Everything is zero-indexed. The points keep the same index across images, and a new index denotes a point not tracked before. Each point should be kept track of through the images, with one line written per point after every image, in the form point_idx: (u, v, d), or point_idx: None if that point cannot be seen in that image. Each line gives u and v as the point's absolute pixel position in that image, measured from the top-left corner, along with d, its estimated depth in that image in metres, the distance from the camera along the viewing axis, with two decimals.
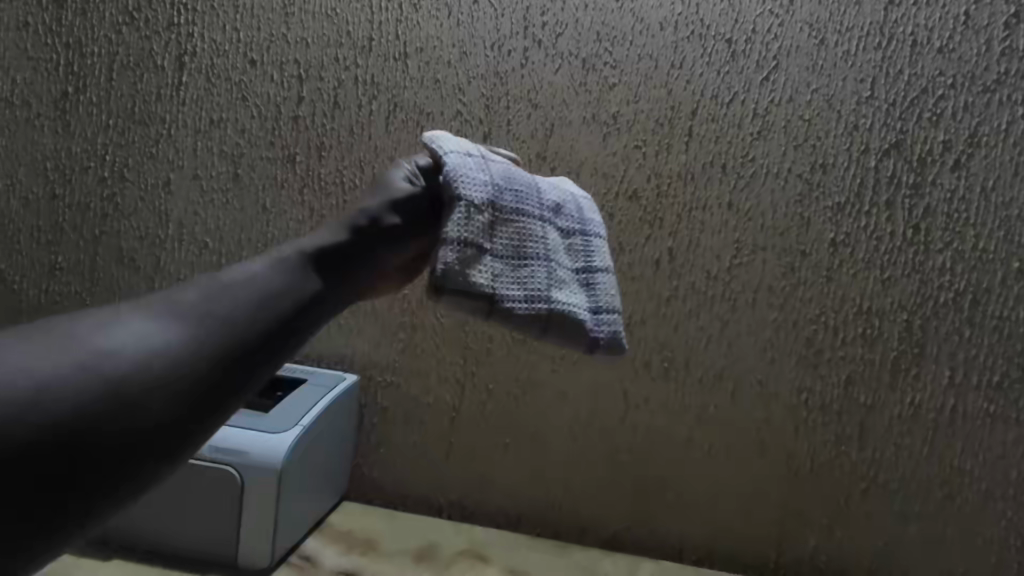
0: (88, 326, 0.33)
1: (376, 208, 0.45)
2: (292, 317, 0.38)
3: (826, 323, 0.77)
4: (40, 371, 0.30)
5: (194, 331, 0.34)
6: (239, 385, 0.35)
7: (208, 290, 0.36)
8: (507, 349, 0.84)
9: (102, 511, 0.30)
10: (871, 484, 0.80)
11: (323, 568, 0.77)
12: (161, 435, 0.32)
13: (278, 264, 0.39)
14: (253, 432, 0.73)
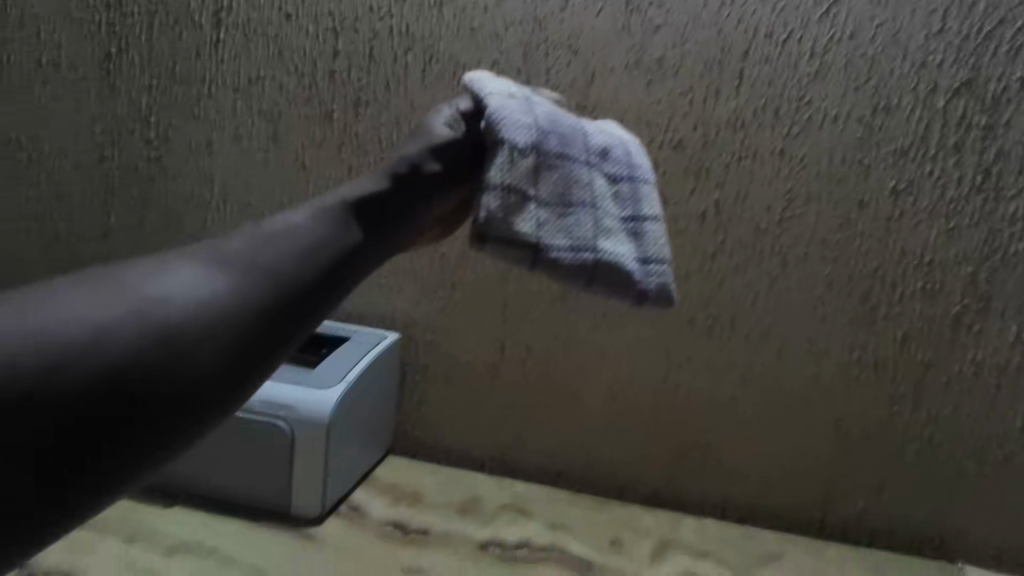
0: (140, 274, 0.33)
1: (417, 155, 0.47)
2: (334, 268, 0.39)
3: (883, 278, 0.74)
4: (95, 317, 0.30)
5: (240, 281, 0.35)
6: (286, 337, 0.36)
7: (253, 241, 0.37)
8: (548, 306, 0.83)
9: (159, 458, 0.31)
10: (926, 443, 0.78)
11: (372, 518, 0.79)
12: (210, 385, 0.32)
13: (321, 213, 0.40)
14: (300, 388, 0.75)
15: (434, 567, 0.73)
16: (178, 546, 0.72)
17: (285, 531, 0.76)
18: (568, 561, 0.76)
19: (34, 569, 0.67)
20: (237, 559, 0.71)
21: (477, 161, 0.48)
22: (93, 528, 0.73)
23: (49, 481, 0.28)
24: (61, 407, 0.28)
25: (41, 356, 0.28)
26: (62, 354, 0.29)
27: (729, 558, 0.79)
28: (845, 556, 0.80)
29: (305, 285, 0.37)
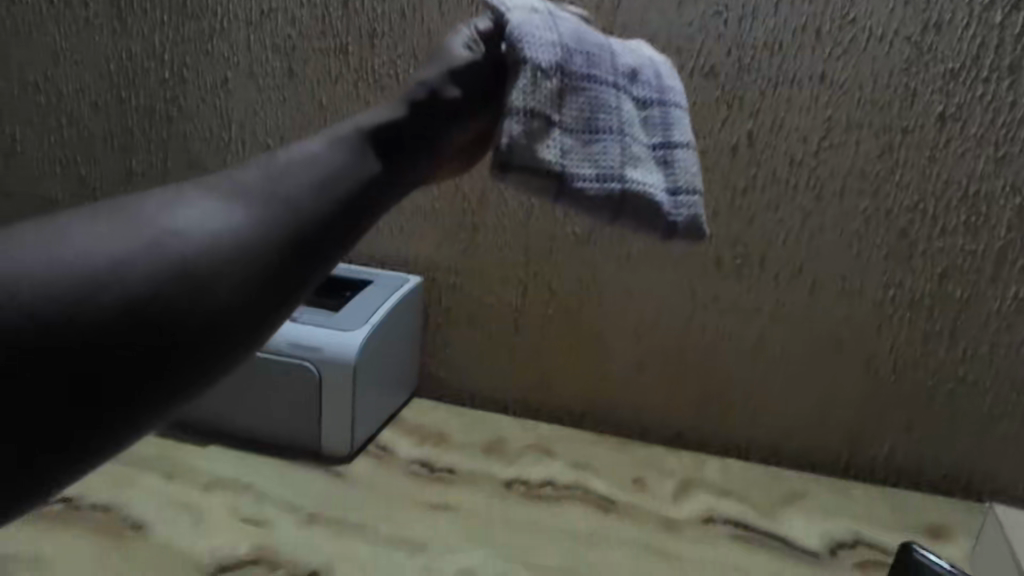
0: (157, 206, 0.33)
1: (435, 80, 0.45)
2: (353, 200, 0.38)
3: (924, 211, 0.72)
4: (111, 250, 0.30)
5: (261, 215, 0.34)
6: (306, 274, 0.35)
7: (270, 172, 0.36)
8: (572, 247, 0.82)
9: (184, 393, 0.31)
10: (959, 383, 0.77)
11: (400, 458, 0.81)
12: (230, 322, 0.32)
13: (337, 142, 0.39)
14: (327, 330, 0.75)
15: (461, 504, 0.75)
16: (215, 482, 0.75)
17: (316, 470, 0.78)
18: (593, 499, 0.77)
19: (82, 502, 0.70)
20: (272, 495, 0.74)
21: (498, 85, 0.45)
22: (134, 465, 0.76)
23: (77, 408, 0.28)
24: (83, 338, 0.28)
25: (63, 288, 0.28)
26: (84, 287, 0.29)
27: (753, 497, 0.79)
28: (870, 496, 0.80)
29: (325, 219, 0.36)
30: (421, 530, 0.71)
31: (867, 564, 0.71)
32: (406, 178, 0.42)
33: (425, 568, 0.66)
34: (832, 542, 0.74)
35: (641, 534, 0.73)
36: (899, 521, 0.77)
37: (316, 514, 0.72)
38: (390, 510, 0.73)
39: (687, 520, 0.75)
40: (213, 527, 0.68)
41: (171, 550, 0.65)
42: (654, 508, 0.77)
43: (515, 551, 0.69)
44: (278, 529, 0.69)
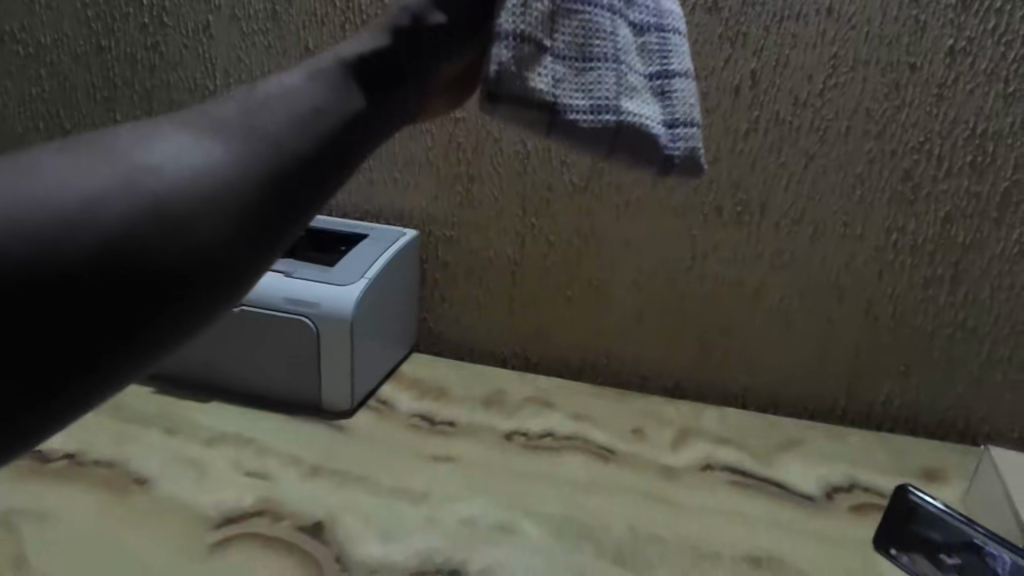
0: (133, 140, 0.32)
1: (419, 7, 0.43)
2: (336, 137, 0.37)
3: (929, 152, 0.70)
4: (83, 187, 0.29)
5: (240, 151, 0.33)
6: (290, 216, 0.35)
7: (247, 106, 0.35)
8: (569, 197, 0.80)
9: (170, 335, 0.31)
10: (959, 328, 0.76)
11: (400, 412, 0.82)
12: (209, 262, 0.32)
13: (317, 74, 0.38)
14: (323, 285, 0.74)
15: (462, 456, 0.75)
16: (217, 437, 0.75)
17: (317, 424, 0.78)
18: (592, 449, 0.78)
19: (85, 458, 0.70)
20: (274, 449, 0.74)
21: (485, 10, 0.44)
22: (135, 422, 0.76)
23: (57, 351, 0.27)
24: (61, 277, 0.28)
25: (36, 226, 0.28)
26: (58, 226, 0.28)
27: (750, 444, 0.80)
28: (867, 442, 0.81)
29: (308, 156, 0.35)
30: (423, 481, 0.71)
31: (862, 506, 0.72)
32: (392, 114, 0.41)
33: (428, 517, 0.67)
34: (828, 486, 0.75)
35: (640, 481, 0.74)
36: (894, 465, 0.78)
37: (318, 467, 0.72)
38: (392, 462, 0.74)
39: (685, 467, 0.76)
40: (216, 481, 0.69)
41: (175, 504, 0.66)
42: (652, 457, 0.77)
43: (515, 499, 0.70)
44: (280, 483, 0.70)
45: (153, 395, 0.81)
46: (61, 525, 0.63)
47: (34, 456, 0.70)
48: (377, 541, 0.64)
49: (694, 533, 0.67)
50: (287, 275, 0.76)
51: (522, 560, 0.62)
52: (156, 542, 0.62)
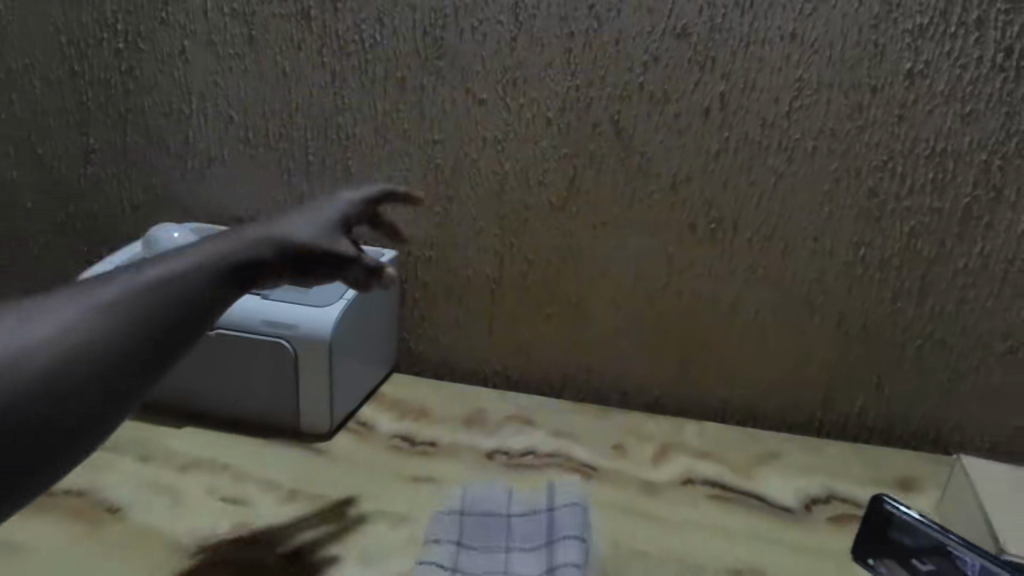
0: (62, 302, 0.41)
1: (294, 244, 0.49)
2: (198, 310, 0.44)
3: (893, 170, 0.73)
4: (7, 348, 0.38)
5: (133, 299, 0.42)
6: (210, 318, 0.45)
7: (157, 278, 0.43)
8: (547, 216, 0.81)
9: (108, 417, 0.41)
10: (927, 340, 0.79)
11: (381, 433, 0.81)
12: (137, 363, 0.42)
13: (205, 257, 0.45)
14: (301, 307, 0.74)
15: (444, 476, 0.75)
16: (193, 464, 0.74)
17: (297, 448, 0.77)
18: (574, 466, 0.78)
19: (56, 488, 0.69)
20: (252, 475, 0.73)
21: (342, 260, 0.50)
22: (109, 450, 0.75)
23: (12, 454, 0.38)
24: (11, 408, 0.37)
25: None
26: None
27: (729, 458, 0.81)
28: (844, 454, 0.82)
29: (192, 303, 0.44)
30: (404, 503, 0.71)
31: (840, 517, 0.74)
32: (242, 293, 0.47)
33: (410, 540, 0.66)
34: (806, 498, 0.76)
35: (621, 497, 0.74)
36: (869, 475, 0.79)
37: (298, 491, 0.71)
38: (374, 484, 0.73)
39: (666, 483, 0.77)
40: (192, 508, 0.68)
41: (150, 533, 0.64)
42: (634, 473, 0.78)
43: (473, 523, 0.67)
44: (259, 508, 0.68)
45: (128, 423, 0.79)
46: (30, 559, 0.61)
47: None
48: (358, 566, 0.63)
49: (675, 549, 0.68)
50: (265, 297, 0.75)
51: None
52: (130, 573, 0.60)
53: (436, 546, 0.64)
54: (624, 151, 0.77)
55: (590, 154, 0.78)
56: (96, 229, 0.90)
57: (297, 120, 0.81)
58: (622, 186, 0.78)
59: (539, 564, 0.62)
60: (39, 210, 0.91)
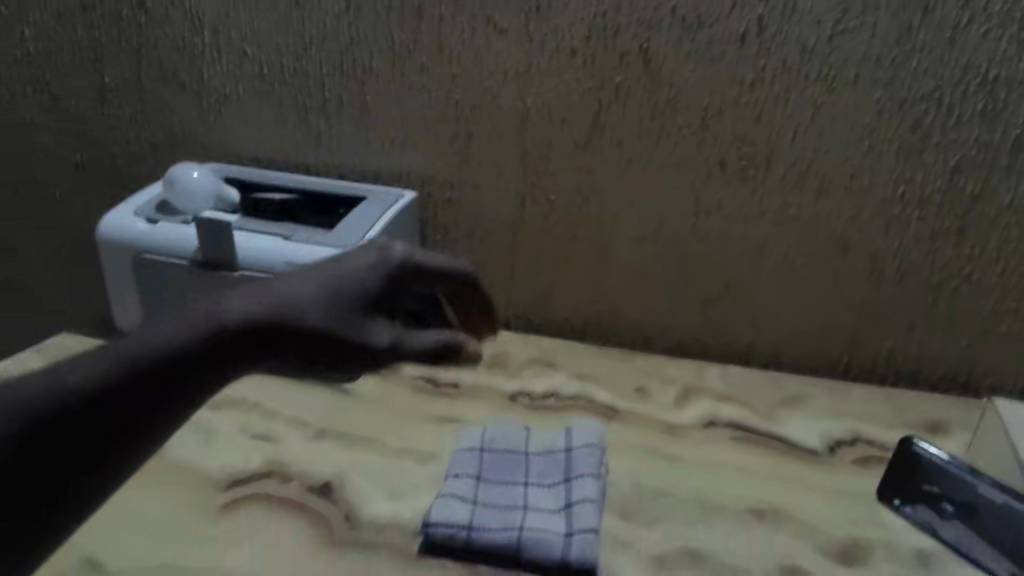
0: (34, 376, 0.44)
1: (310, 309, 0.49)
2: (189, 372, 0.46)
3: (939, 100, 0.69)
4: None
5: (110, 365, 0.44)
6: (202, 371, 0.46)
7: (133, 345, 0.45)
8: (570, 155, 0.79)
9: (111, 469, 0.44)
10: (964, 282, 0.76)
11: (404, 374, 0.82)
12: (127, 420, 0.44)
13: (181, 330, 0.46)
14: (322, 249, 0.73)
15: (467, 417, 0.76)
16: (222, 401, 0.75)
17: (322, 388, 0.78)
18: (596, 408, 0.78)
19: None
20: (280, 413, 0.74)
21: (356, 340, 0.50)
22: None
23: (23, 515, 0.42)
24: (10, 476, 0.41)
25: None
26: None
27: (753, 401, 0.80)
28: (871, 397, 0.81)
29: (182, 363, 0.46)
30: (428, 442, 0.72)
31: (866, 459, 0.73)
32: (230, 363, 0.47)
33: (434, 478, 0.67)
34: (831, 440, 0.75)
35: (644, 438, 0.74)
36: (896, 419, 0.78)
37: (324, 429, 0.73)
38: (398, 423, 0.74)
39: (689, 424, 0.77)
40: (223, 444, 0.70)
41: (186, 467, 0.67)
42: (656, 414, 0.78)
43: (492, 460, 0.67)
44: (287, 445, 0.70)
45: None
46: None
47: None
48: (385, 501, 0.64)
49: (697, 488, 0.68)
50: (287, 239, 0.75)
51: (489, 520, 0.60)
52: (170, 503, 0.63)
53: (455, 481, 0.64)
54: (652, 83, 0.73)
55: (616, 87, 0.74)
56: (116, 171, 0.90)
57: (312, 55, 0.79)
58: (649, 121, 0.75)
59: (556, 500, 0.63)
60: (59, 150, 0.90)
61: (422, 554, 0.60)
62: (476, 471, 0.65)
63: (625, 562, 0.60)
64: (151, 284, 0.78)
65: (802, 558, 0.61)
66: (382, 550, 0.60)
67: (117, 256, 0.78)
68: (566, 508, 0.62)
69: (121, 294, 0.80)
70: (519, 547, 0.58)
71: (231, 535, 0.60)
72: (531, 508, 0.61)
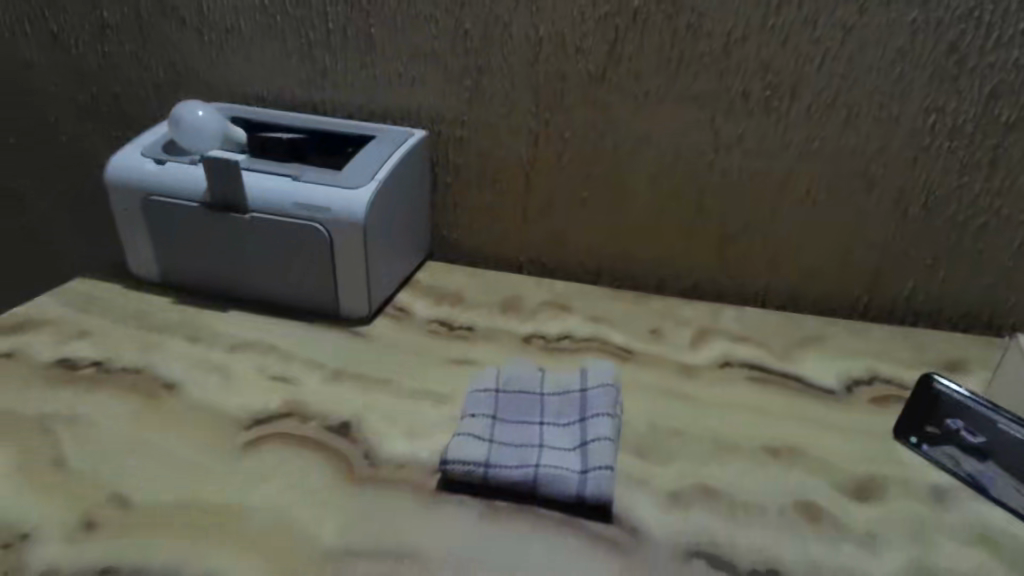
0: None
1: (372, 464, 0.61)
2: None
3: (979, 20, 0.65)
4: None
5: None
6: None
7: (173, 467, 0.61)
8: (585, 88, 0.76)
9: None
10: (993, 217, 0.74)
11: (417, 318, 0.81)
12: None
13: None
14: (332, 189, 0.72)
15: (481, 359, 0.76)
16: (238, 344, 0.76)
17: (336, 331, 0.78)
18: (611, 349, 0.78)
19: (111, 366, 0.72)
20: (296, 356, 0.75)
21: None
22: (158, 330, 0.77)
23: None
24: None
25: None
26: None
27: (770, 342, 0.79)
28: (891, 337, 0.80)
29: None
30: (444, 383, 0.72)
31: (884, 398, 0.73)
32: None
33: (450, 418, 0.68)
34: (849, 379, 0.75)
35: (660, 379, 0.74)
36: (916, 359, 0.77)
37: (341, 370, 0.73)
38: (413, 365, 0.74)
39: (705, 365, 0.76)
40: (243, 385, 0.70)
41: (206, 407, 0.67)
42: (672, 355, 0.77)
43: (507, 400, 0.67)
44: (304, 386, 0.70)
45: (173, 305, 0.81)
46: (98, 430, 0.64)
47: (61, 364, 0.72)
48: (401, 440, 0.65)
49: (713, 427, 0.68)
50: (296, 179, 0.74)
51: (506, 458, 0.60)
52: (196, 441, 0.64)
53: (471, 421, 0.64)
54: (672, 7, 0.70)
55: (634, 13, 0.71)
56: (121, 112, 0.89)
57: None
58: (668, 50, 0.72)
59: (571, 439, 0.63)
60: (61, 93, 0.89)
61: (439, 490, 0.60)
62: (492, 411, 0.65)
63: (642, 498, 0.60)
64: (163, 226, 0.78)
65: (817, 494, 0.61)
66: (399, 486, 0.60)
67: (126, 198, 0.77)
68: (581, 447, 0.62)
69: (133, 236, 0.80)
70: (535, 483, 0.58)
71: (255, 471, 0.61)
72: (547, 446, 0.62)
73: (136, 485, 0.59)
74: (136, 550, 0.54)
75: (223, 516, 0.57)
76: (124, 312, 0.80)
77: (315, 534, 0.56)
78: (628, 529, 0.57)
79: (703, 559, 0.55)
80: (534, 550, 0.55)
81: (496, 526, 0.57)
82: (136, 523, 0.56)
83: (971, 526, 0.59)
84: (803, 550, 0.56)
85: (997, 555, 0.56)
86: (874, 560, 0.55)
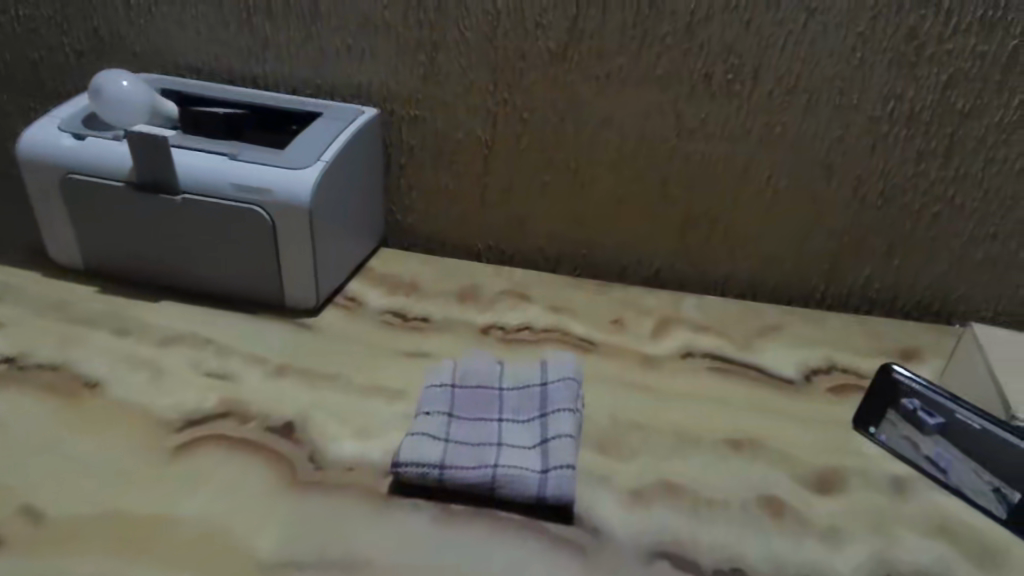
0: None
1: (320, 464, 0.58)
2: None
3: (937, 6, 0.64)
4: None
5: None
6: None
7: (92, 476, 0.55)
8: (544, 67, 0.72)
9: None
10: (947, 206, 0.74)
11: (369, 308, 0.77)
12: None
13: None
14: (273, 169, 0.66)
15: (437, 351, 0.72)
16: (171, 337, 0.70)
17: (280, 323, 0.73)
18: (572, 340, 0.75)
19: (24, 363, 0.65)
20: (235, 349, 0.69)
21: None
22: (80, 323, 0.70)
23: None
24: None
25: None
26: None
27: (730, 331, 0.78)
28: (848, 325, 0.80)
29: None
30: (396, 377, 0.68)
31: (843, 387, 0.72)
32: None
33: (403, 415, 0.64)
34: (808, 369, 0.74)
35: (621, 371, 0.72)
36: (872, 348, 0.77)
37: (285, 365, 0.68)
38: (363, 359, 0.70)
39: (666, 356, 0.74)
40: (176, 382, 0.64)
41: (133, 407, 0.62)
42: (633, 346, 0.75)
43: (464, 396, 0.63)
44: (244, 382, 0.65)
45: (98, 294, 0.74)
46: (8, 435, 0.58)
47: None
48: (349, 441, 0.61)
49: (676, 420, 0.66)
50: (232, 157, 0.68)
51: (462, 457, 0.57)
52: (121, 444, 0.58)
53: (426, 418, 0.60)
54: None
55: None
56: (39, 82, 0.80)
57: None
58: (630, 28, 0.69)
59: (531, 436, 0.60)
60: None
61: (390, 493, 0.56)
62: (448, 408, 0.62)
63: (604, 496, 0.57)
64: (84, 206, 0.71)
65: (779, 488, 0.60)
66: (347, 491, 0.56)
67: (42, 175, 0.70)
68: (541, 444, 0.59)
69: (52, 217, 0.73)
70: (493, 483, 0.55)
71: (186, 476, 0.56)
72: (505, 445, 0.58)
73: (50, 496, 0.54)
74: (47, 570, 0.49)
75: (150, 527, 0.52)
76: (42, 302, 0.72)
77: (255, 545, 0.51)
78: (589, 529, 0.55)
79: (667, 559, 0.53)
80: (491, 554, 0.52)
81: (452, 530, 0.54)
82: (49, 538, 0.51)
83: (929, 516, 0.59)
84: (766, 546, 0.55)
85: (955, 546, 0.56)
86: (836, 556, 0.54)
